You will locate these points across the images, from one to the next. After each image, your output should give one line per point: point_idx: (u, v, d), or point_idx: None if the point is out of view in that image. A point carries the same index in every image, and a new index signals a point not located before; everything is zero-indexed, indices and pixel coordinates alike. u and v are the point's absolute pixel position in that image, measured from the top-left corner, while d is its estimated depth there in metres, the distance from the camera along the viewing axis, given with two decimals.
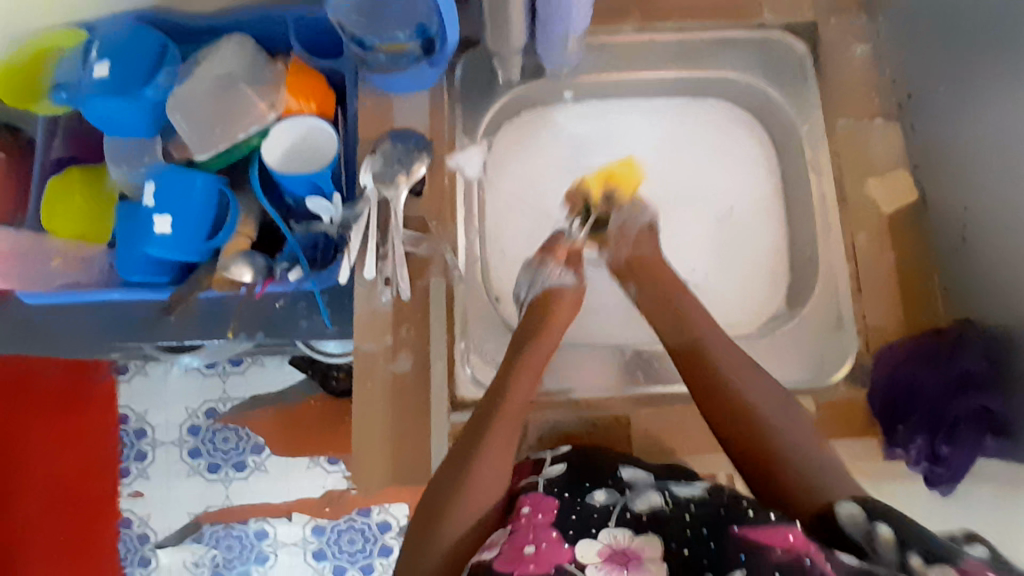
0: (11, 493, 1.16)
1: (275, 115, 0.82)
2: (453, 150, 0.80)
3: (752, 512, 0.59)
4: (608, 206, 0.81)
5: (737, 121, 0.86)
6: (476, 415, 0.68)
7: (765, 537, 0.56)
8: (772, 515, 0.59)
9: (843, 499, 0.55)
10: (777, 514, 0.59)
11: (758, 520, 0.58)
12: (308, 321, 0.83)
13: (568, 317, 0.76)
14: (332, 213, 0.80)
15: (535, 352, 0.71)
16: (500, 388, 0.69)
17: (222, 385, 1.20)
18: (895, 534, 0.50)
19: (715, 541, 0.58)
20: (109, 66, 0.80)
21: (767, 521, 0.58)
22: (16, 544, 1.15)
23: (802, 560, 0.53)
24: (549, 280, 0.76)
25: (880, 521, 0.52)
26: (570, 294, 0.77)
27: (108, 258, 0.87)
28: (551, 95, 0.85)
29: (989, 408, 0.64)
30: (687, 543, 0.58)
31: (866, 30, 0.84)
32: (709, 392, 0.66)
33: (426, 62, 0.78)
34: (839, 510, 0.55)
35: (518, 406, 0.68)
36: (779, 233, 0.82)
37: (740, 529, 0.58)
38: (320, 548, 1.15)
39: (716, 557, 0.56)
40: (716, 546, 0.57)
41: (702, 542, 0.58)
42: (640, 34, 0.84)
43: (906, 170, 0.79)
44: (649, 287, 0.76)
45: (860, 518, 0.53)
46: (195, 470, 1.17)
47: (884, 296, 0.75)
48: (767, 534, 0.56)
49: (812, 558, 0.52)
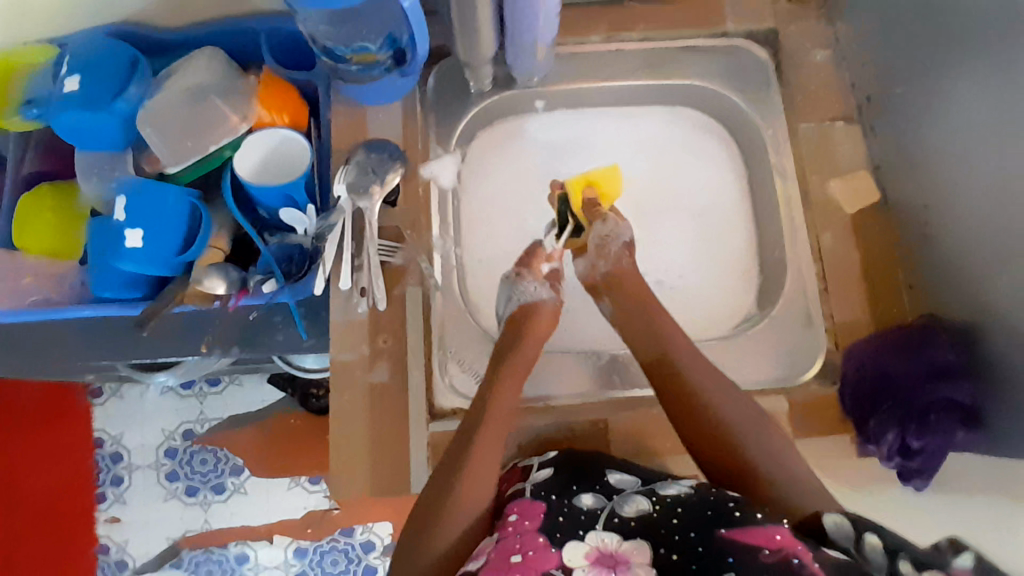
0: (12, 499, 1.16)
1: (247, 127, 0.82)
2: (427, 160, 0.81)
3: (741, 512, 0.58)
4: (590, 212, 0.81)
5: (705, 127, 0.88)
6: (463, 427, 0.67)
7: (749, 538, 0.55)
8: (758, 515, 0.58)
9: (830, 511, 0.57)
10: (764, 513, 0.58)
11: (747, 521, 0.57)
12: (284, 334, 0.83)
13: (546, 333, 0.75)
14: (305, 224, 0.81)
15: (519, 359, 0.71)
16: (485, 400, 0.68)
17: (200, 405, 1.18)
18: (883, 541, 0.52)
19: (702, 544, 0.57)
20: (79, 79, 0.80)
21: (755, 521, 0.57)
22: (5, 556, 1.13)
23: (789, 560, 0.52)
24: (526, 294, 0.77)
25: (866, 529, 0.54)
26: (548, 309, 0.77)
27: (79, 275, 0.86)
28: (524, 104, 0.87)
29: (960, 397, 0.66)
30: (677, 547, 0.57)
31: (826, 37, 0.86)
32: (692, 393, 0.68)
33: (397, 73, 0.79)
34: (827, 521, 0.56)
35: (500, 414, 0.67)
36: (750, 234, 0.84)
37: (726, 532, 0.57)
38: (303, 570, 1.13)
39: (703, 559, 0.55)
40: (704, 549, 0.56)
41: (691, 545, 0.57)
42: (607, 44, 0.86)
43: (869, 170, 0.80)
44: (631, 288, 0.77)
45: (846, 528, 0.55)
46: (173, 493, 1.15)
47: (852, 293, 0.76)
48: (754, 536, 0.55)
49: (798, 559, 0.52)
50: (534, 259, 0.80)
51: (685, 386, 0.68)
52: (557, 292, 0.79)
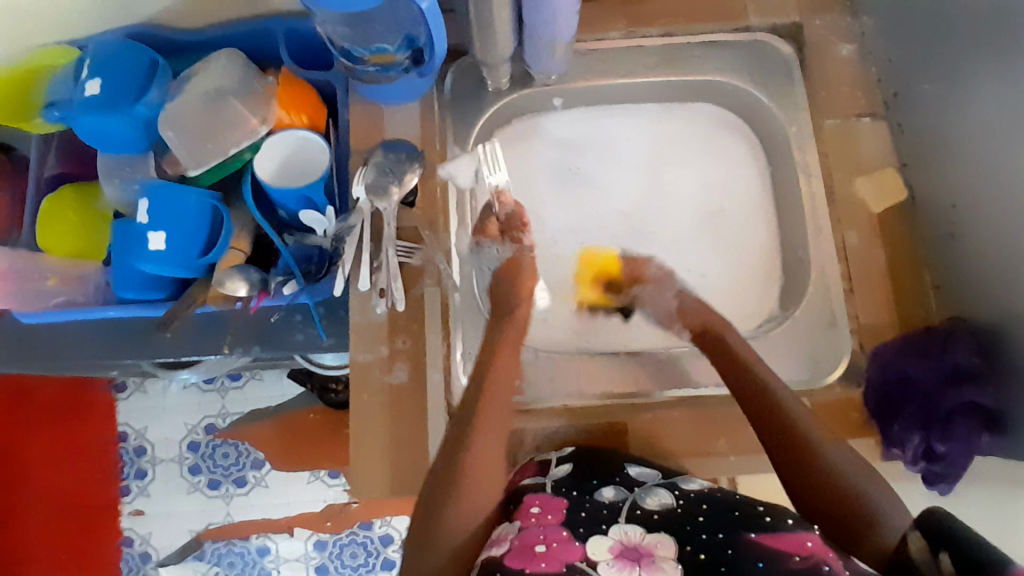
0: (29, 495, 1.19)
1: (267, 129, 0.82)
2: (445, 160, 0.81)
3: (769, 518, 0.60)
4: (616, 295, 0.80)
5: (726, 123, 0.86)
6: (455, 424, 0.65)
7: (779, 543, 0.56)
8: (788, 522, 0.59)
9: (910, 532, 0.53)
10: (792, 520, 0.60)
11: (776, 526, 0.59)
12: (304, 334, 0.82)
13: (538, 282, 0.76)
14: (326, 225, 0.82)
15: (502, 358, 0.68)
16: (490, 397, 0.66)
17: (221, 400, 1.20)
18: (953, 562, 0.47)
19: (731, 548, 0.56)
20: (98, 83, 0.81)
21: (783, 527, 0.58)
22: (28, 546, 1.17)
23: (820, 566, 0.53)
24: (492, 258, 0.77)
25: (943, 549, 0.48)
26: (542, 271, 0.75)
27: (103, 275, 0.88)
28: (542, 102, 0.86)
29: (984, 401, 0.64)
30: (703, 546, 0.57)
31: (851, 32, 0.84)
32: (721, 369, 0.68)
33: (415, 73, 0.79)
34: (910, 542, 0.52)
35: (498, 409, 0.65)
36: (770, 233, 0.82)
37: (754, 537, 0.57)
38: (321, 563, 1.14)
39: (731, 564, 0.55)
40: (733, 551, 0.56)
41: (718, 546, 0.57)
42: (627, 40, 0.85)
43: (895, 168, 0.79)
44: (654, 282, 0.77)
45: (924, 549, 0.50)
46: (195, 487, 1.17)
47: (875, 293, 0.75)
48: (782, 541, 0.56)
49: (829, 566, 0.53)
50: (487, 221, 0.78)
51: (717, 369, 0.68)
52: (519, 243, 0.77)
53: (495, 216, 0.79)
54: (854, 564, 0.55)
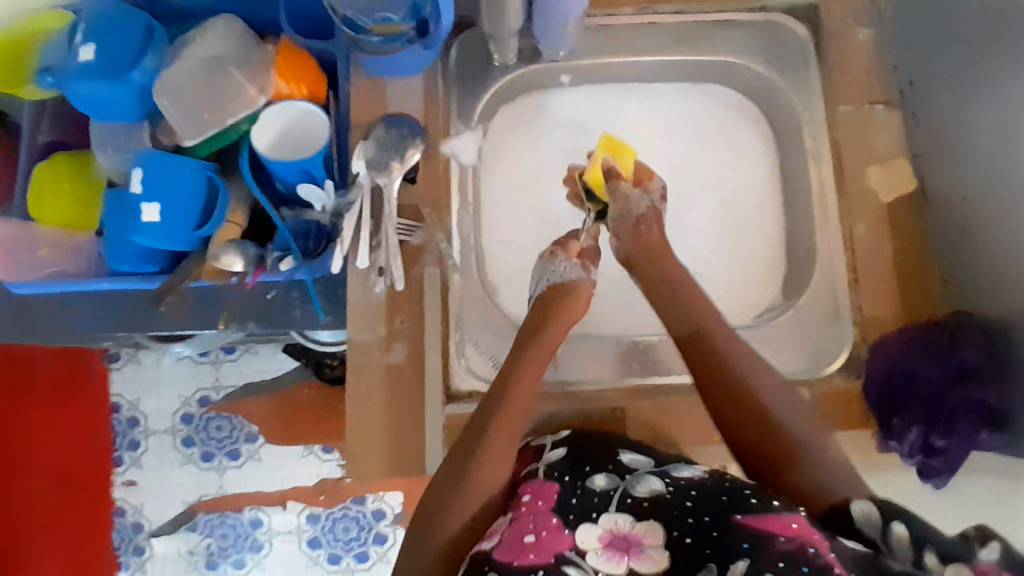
0: None
1: (266, 100, 0.80)
2: (449, 136, 0.79)
3: (755, 500, 0.56)
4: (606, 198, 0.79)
5: (737, 107, 0.85)
6: (472, 425, 0.64)
7: (766, 526, 0.53)
8: (774, 502, 0.55)
9: (856, 498, 0.56)
10: (780, 500, 0.56)
11: (762, 508, 0.55)
12: (302, 312, 0.81)
13: (577, 314, 0.73)
14: (324, 201, 0.79)
15: (537, 355, 0.68)
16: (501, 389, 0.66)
17: (216, 372, 1.18)
18: (909, 532, 0.51)
19: (717, 531, 0.55)
20: (93, 49, 0.79)
21: (769, 509, 0.55)
22: None
23: (806, 548, 0.50)
24: (559, 273, 0.74)
25: (894, 519, 0.52)
26: (584, 289, 0.74)
27: (96, 247, 0.86)
28: (549, 78, 0.84)
29: (989, 401, 0.65)
30: (690, 531, 0.56)
31: (868, 15, 0.81)
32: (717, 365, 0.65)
33: (419, 45, 0.76)
34: (855, 512, 0.54)
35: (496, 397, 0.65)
36: (777, 221, 0.81)
37: (741, 519, 0.55)
38: (314, 536, 1.14)
39: (717, 548, 0.54)
40: (719, 535, 0.55)
41: (705, 532, 0.55)
42: (639, 16, 0.82)
43: (907, 159, 0.77)
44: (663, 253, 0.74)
45: (874, 516, 0.53)
46: (189, 459, 1.16)
47: (884, 285, 0.74)
48: (768, 524, 0.53)
49: (815, 547, 0.50)
50: (568, 240, 0.77)
51: (714, 364, 0.65)
52: (589, 272, 0.75)
53: (577, 241, 0.77)
54: (840, 543, 0.52)
